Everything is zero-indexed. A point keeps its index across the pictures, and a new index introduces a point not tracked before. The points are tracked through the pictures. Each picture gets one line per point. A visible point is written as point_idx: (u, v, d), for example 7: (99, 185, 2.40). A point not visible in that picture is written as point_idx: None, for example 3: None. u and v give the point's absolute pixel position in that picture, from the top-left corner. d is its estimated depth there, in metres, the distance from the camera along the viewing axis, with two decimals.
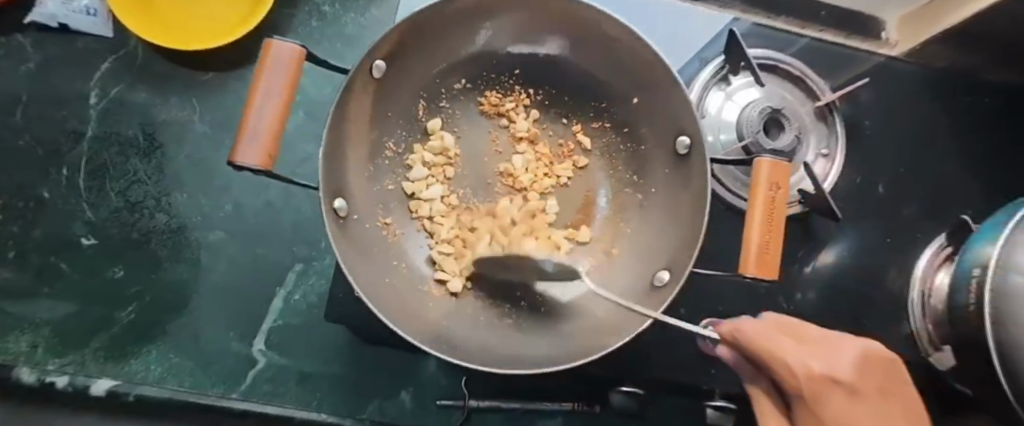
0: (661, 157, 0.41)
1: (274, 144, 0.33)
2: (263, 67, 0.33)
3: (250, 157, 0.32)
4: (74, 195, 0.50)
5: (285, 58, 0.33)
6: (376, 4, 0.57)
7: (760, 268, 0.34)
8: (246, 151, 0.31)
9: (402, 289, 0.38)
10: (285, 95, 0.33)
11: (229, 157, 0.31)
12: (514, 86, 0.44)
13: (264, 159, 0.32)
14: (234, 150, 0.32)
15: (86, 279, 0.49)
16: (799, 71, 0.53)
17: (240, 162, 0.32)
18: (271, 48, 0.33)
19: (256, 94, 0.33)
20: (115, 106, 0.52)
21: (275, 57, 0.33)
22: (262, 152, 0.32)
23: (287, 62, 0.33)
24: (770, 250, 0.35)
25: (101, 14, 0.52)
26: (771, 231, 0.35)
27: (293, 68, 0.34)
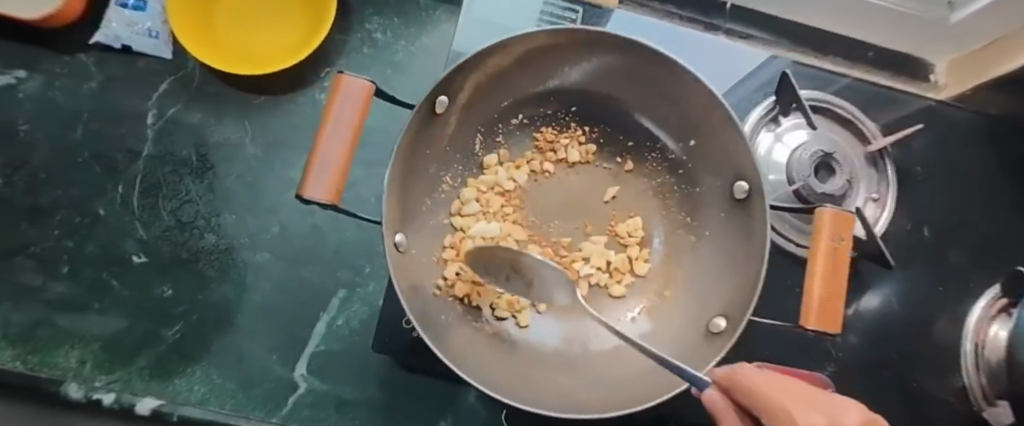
0: (717, 201, 0.40)
1: (340, 178, 0.33)
2: (334, 100, 0.34)
3: (320, 191, 0.32)
4: (127, 213, 0.51)
5: (355, 93, 0.34)
6: (427, 31, 0.58)
7: (822, 321, 0.33)
8: (317, 186, 0.32)
9: (456, 326, 0.37)
10: (354, 128, 0.34)
11: (299, 190, 0.32)
12: (570, 123, 0.44)
13: (332, 193, 0.33)
14: (304, 183, 0.33)
15: (135, 296, 0.50)
16: (850, 114, 0.53)
17: (310, 195, 0.32)
18: (341, 83, 0.34)
19: (326, 128, 0.33)
20: (171, 126, 0.53)
21: (345, 92, 0.34)
22: (330, 186, 0.33)
23: (356, 97, 0.34)
24: (832, 302, 0.33)
25: (163, 36, 0.53)
26: (832, 283, 0.34)
27: (362, 102, 0.34)
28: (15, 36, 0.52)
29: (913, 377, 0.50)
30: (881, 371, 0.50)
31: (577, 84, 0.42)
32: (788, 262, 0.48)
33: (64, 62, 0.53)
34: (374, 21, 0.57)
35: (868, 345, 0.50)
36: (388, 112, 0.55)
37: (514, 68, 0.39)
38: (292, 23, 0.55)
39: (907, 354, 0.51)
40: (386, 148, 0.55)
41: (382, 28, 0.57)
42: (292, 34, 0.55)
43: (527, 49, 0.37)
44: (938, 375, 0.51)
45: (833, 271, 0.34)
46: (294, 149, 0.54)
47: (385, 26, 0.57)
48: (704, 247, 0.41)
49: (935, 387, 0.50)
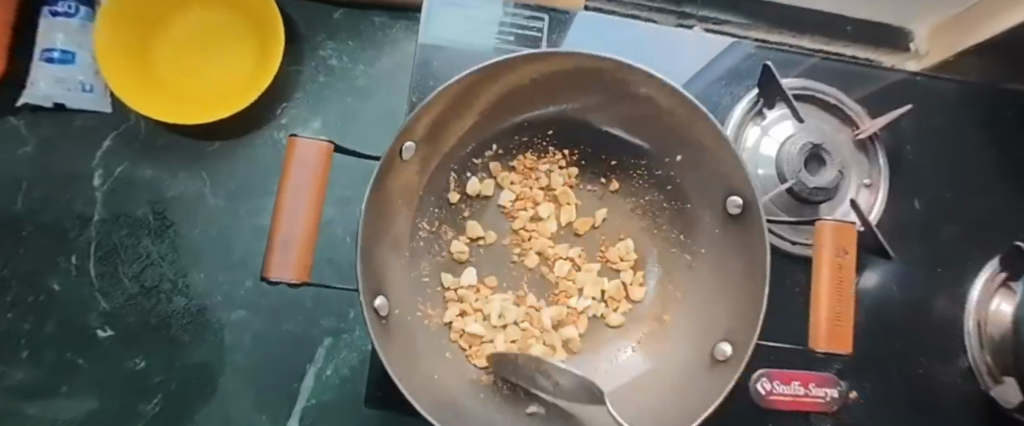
0: (710, 217, 0.39)
1: (309, 252, 0.30)
2: (289, 167, 0.31)
3: (286, 270, 0.29)
4: (85, 284, 0.47)
5: (311, 156, 0.31)
6: (386, 51, 0.54)
7: (831, 343, 0.32)
8: (281, 264, 0.29)
9: (450, 384, 0.35)
10: (315, 194, 0.31)
11: (263, 272, 0.29)
12: (548, 146, 0.42)
13: (300, 270, 0.29)
14: (267, 263, 0.29)
15: (106, 372, 0.46)
16: (837, 100, 0.50)
17: (275, 276, 0.29)
18: (294, 147, 0.31)
19: (285, 198, 0.30)
20: (122, 185, 0.49)
21: (301, 156, 0.31)
22: (296, 263, 0.30)
23: (314, 159, 0.31)
24: (842, 322, 0.33)
25: (98, 88, 0.49)
26: (841, 303, 0.33)
27: (321, 165, 0.31)
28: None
29: (920, 363, 0.49)
30: (891, 360, 0.49)
31: (549, 107, 0.40)
32: (784, 261, 0.47)
33: None
34: (327, 46, 0.53)
35: (874, 335, 0.49)
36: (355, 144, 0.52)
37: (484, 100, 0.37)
38: (242, 53, 0.51)
39: (913, 340, 0.49)
40: (359, 183, 0.52)
41: (337, 53, 0.53)
42: (243, 66, 0.51)
43: (495, 79, 0.35)
44: (945, 357, 0.50)
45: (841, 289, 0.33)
46: (258, 194, 0.51)
47: (340, 50, 0.53)
48: (702, 266, 0.40)
49: (943, 369, 0.49)
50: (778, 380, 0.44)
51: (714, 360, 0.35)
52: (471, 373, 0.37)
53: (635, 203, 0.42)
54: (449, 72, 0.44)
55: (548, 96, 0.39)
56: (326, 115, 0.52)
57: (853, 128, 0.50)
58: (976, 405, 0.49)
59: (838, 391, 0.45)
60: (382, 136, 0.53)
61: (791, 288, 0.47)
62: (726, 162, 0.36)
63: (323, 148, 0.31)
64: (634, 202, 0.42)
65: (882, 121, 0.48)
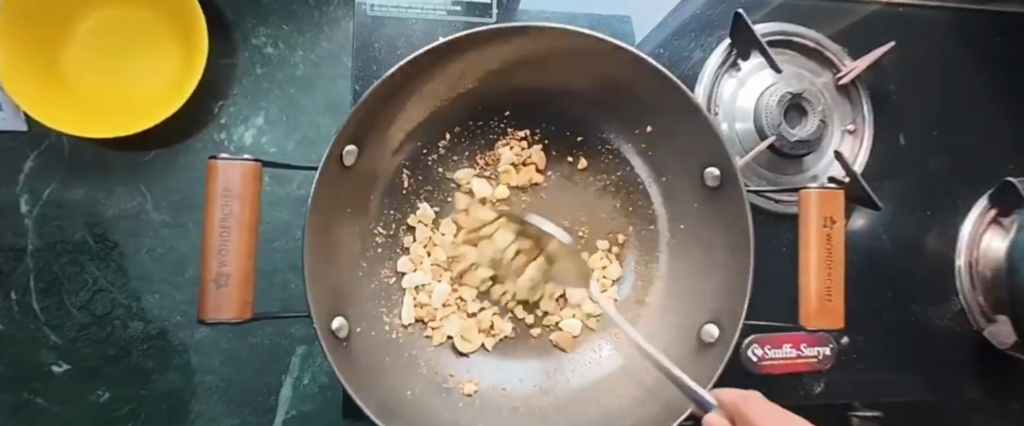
0: (688, 191, 0.37)
1: (247, 285, 0.28)
2: (213, 194, 0.27)
3: (222, 308, 0.27)
4: (31, 320, 0.44)
5: (237, 181, 0.27)
6: (326, 33, 0.49)
7: (822, 320, 0.32)
8: (216, 304, 0.27)
9: (428, 398, 0.35)
10: (247, 221, 0.28)
11: (199, 314, 0.27)
12: (507, 127, 0.39)
13: (239, 308, 0.28)
14: (201, 304, 0.27)
15: (69, 407, 0.44)
16: (816, 43, 0.47)
17: (213, 315, 0.28)
18: (216, 172, 0.27)
19: (211, 230, 0.27)
20: (52, 209, 0.45)
21: (224, 181, 0.27)
22: (235, 299, 0.28)
23: (240, 183, 0.28)
24: (833, 296, 0.32)
25: (7, 106, 0.44)
26: (831, 274, 0.32)
27: (249, 188, 0.28)
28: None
29: (911, 310, 0.48)
30: (883, 310, 0.47)
31: (504, 85, 0.37)
32: (775, 222, 0.44)
33: None
34: (260, 33, 0.48)
35: (868, 287, 0.47)
36: (305, 138, 0.48)
37: (430, 97, 0.35)
38: (167, 52, 0.46)
39: (905, 287, 0.48)
40: (311, 181, 0.47)
41: (272, 39, 0.48)
42: (169, 66, 0.46)
43: (436, 60, 0.32)
44: (938, 301, 0.49)
45: (830, 261, 0.32)
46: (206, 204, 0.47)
47: (276, 36, 0.48)
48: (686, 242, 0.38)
49: (936, 312, 0.48)
50: (769, 345, 0.42)
51: (699, 342, 0.35)
52: (447, 380, 0.36)
53: (607, 180, 0.40)
54: (391, 54, 0.41)
55: (499, 73, 0.36)
56: (269, 111, 0.48)
57: (834, 71, 0.47)
58: (968, 345, 0.48)
59: (830, 348, 0.44)
60: (331, 125, 0.49)
61: (778, 248, 0.44)
62: (700, 128, 0.33)
63: (250, 168, 0.28)
64: (605, 179, 0.40)
65: (864, 62, 0.45)
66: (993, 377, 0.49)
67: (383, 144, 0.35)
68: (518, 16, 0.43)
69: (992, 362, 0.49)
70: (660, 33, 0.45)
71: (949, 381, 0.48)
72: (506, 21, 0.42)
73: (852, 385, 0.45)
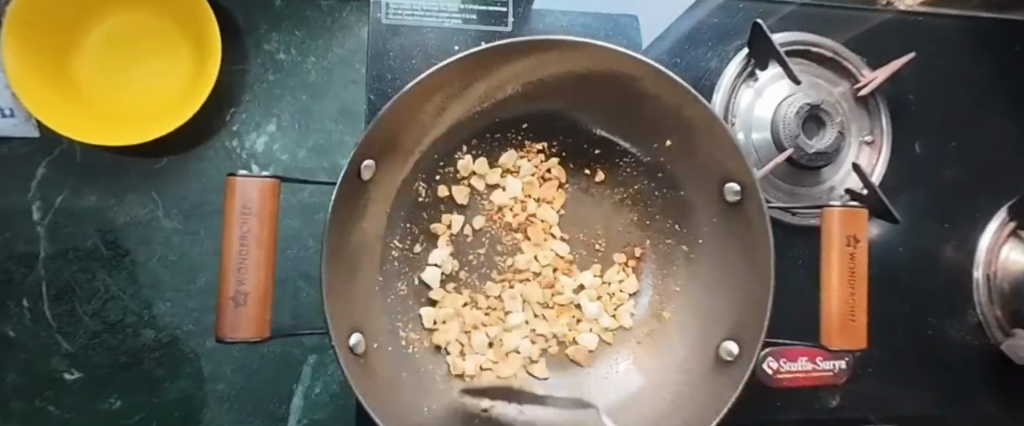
0: (706, 205, 0.37)
1: (265, 303, 0.28)
2: (232, 212, 0.27)
3: (240, 327, 0.27)
4: (43, 328, 0.44)
5: (255, 198, 0.27)
6: (338, 39, 0.48)
7: (845, 340, 0.31)
8: (234, 323, 0.27)
9: (444, 414, 0.35)
10: (265, 239, 0.28)
11: (217, 332, 0.27)
12: (524, 140, 0.39)
13: (257, 327, 0.28)
14: (219, 322, 0.27)
15: (81, 415, 0.44)
16: (834, 53, 0.46)
17: (231, 334, 0.27)
18: (235, 189, 0.27)
19: (230, 248, 0.27)
20: (64, 216, 0.45)
21: (242, 199, 0.27)
22: (253, 318, 0.28)
23: (258, 200, 0.27)
24: (855, 316, 0.32)
25: (19, 112, 0.43)
26: (854, 294, 0.32)
27: (267, 205, 0.28)
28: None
29: (928, 323, 0.47)
30: (899, 324, 0.47)
31: (522, 98, 0.37)
32: (791, 234, 0.44)
33: None
34: (272, 39, 0.48)
35: (885, 300, 0.47)
36: (318, 146, 0.48)
37: (450, 114, 0.35)
38: (178, 59, 0.46)
39: (922, 300, 0.48)
40: (324, 189, 0.47)
41: (285, 46, 0.48)
42: (181, 74, 0.46)
43: (456, 74, 0.32)
44: (955, 314, 0.48)
45: (852, 281, 0.32)
46: (218, 212, 0.47)
47: (288, 42, 0.48)
48: (703, 257, 0.38)
49: (952, 325, 0.48)
50: (784, 358, 0.42)
51: (719, 359, 0.35)
52: (462, 396, 0.36)
53: (624, 193, 0.40)
54: (406, 63, 0.40)
55: (518, 86, 0.35)
56: (281, 119, 0.47)
57: (853, 81, 0.47)
58: (985, 358, 0.48)
59: (846, 362, 0.44)
60: (344, 133, 0.48)
61: (794, 261, 0.44)
62: (721, 144, 0.33)
63: (269, 186, 0.28)
64: (621, 192, 0.40)
65: (883, 72, 0.44)
66: (1009, 392, 0.48)
67: (401, 157, 0.35)
68: (533, 25, 0.43)
69: (1008, 377, 0.48)
70: (676, 41, 0.45)
71: (964, 396, 0.47)
72: (521, 31, 0.42)
73: (867, 400, 0.45)
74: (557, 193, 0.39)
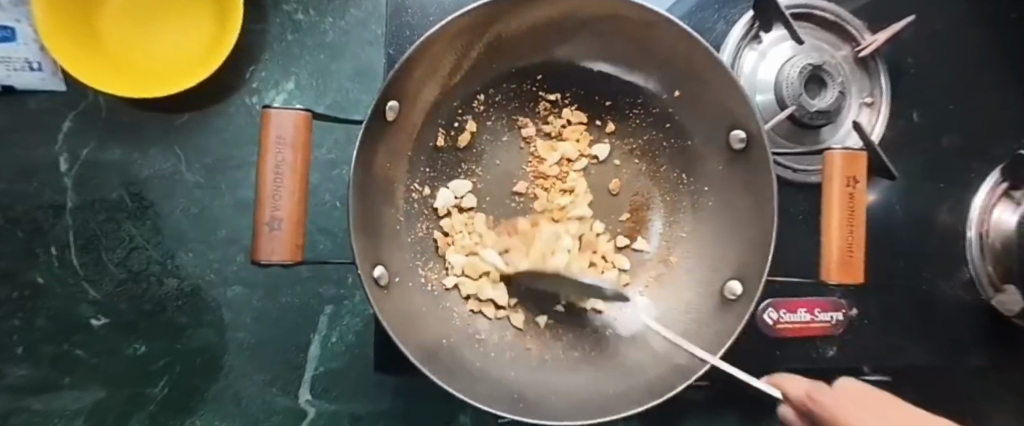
0: (712, 152, 0.39)
1: (299, 229, 0.30)
2: (268, 140, 0.29)
3: (275, 250, 0.29)
4: (70, 274, 0.46)
5: (289, 129, 0.29)
6: (354, 0, 0.49)
7: (843, 274, 0.33)
8: (270, 246, 0.29)
9: (461, 348, 0.36)
10: (298, 169, 0.29)
11: (252, 255, 0.29)
12: (539, 91, 0.40)
13: (291, 251, 0.29)
14: (254, 245, 0.29)
15: (108, 360, 0.46)
16: (836, 16, 0.48)
17: (266, 257, 0.29)
18: (269, 121, 0.28)
19: (265, 177, 0.29)
20: (90, 169, 0.46)
21: (277, 130, 0.29)
22: (287, 242, 0.29)
23: (292, 130, 0.29)
24: (854, 252, 0.34)
25: (47, 66, 0.44)
26: (852, 231, 0.34)
27: (301, 135, 0.29)
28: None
29: (922, 279, 0.49)
30: (894, 278, 0.49)
31: (538, 49, 0.38)
32: (791, 190, 0.46)
33: None
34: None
35: (883, 256, 0.49)
36: (335, 104, 0.49)
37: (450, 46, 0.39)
38: (196, 19, 0.47)
39: (916, 257, 0.49)
40: (341, 145, 0.48)
41: (302, 6, 0.49)
42: (198, 32, 0.47)
43: (475, 24, 0.33)
44: (948, 270, 0.50)
45: (851, 220, 0.34)
46: (239, 167, 0.48)
47: (306, 3, 0.49)
48: (710, 203, 0.40)
49: (945, 281, 0.50)
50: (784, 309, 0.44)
51: (722, 299, 0.37)
52: (478, 333, 0.38)
53: (634, 144, 0.42)
54: (424, 19, 0.42)
55: (534, 38, 0.37)
56: (298, 79, 0.49)
57: (852, 45, 0.48)
58: (976, 313, 0.50)
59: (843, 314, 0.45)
60: (360, 92, 0.50)
61: (793, 216, 0.46)
62: (724, 92, 0.34)
63: (302, 118, 0.29)
64: (632, 142, 0.42)
65: (884, 34, 0.45)
66: (998, 345, 0.50)
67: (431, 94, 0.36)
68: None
69: (998, 332, 0.50)
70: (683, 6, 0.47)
71: (957, 349, 0.49)
72: None
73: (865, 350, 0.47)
74: (583, 135, 0.41)
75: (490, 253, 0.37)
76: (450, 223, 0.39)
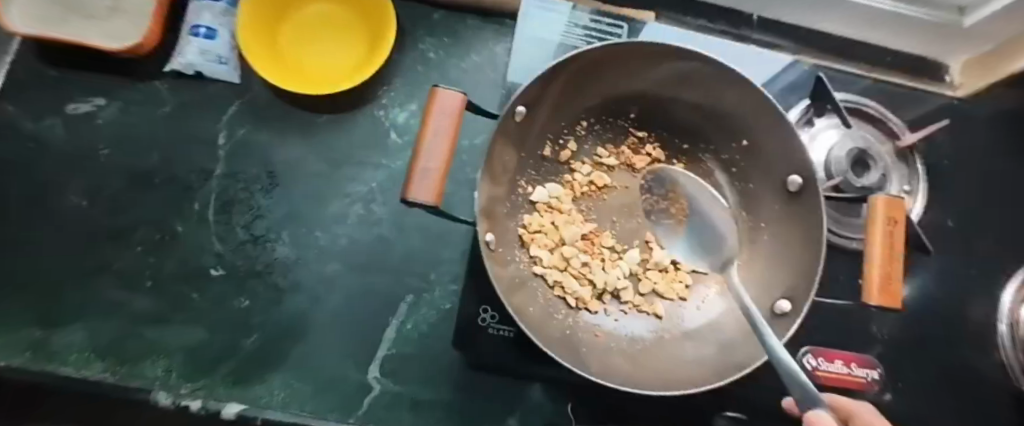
0: (770, 195, 0.45)
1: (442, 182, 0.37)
2: (432, 110, 0.37)
3: (423, 192, 0.36)
4: (203, 228, 0.54)
5: (450, 104, 0.38)
6: (476, 49, 0.60)
7: (883, 298, 0.39)
8: (420, 188, 0.36)
9: (544, 318, 0.41)
10: (449, 135, 0.38)
11: (404, 193, 0.36)
12: (629, 128, 0.49)
13: (434, 195, 0.36)
14: (406, 188, 0.36)
15: (215, 307, 0.52)
16: (879, 113, 0.56)
17: (413, 198, 0.36)
18: (437, 96, 0.38)
19: (426, 136, 0.37)
20: (241, 147, 0.56)
21: (441, 104, 0.38)
22: (432, 189, 0.36)
23: (452, 106, 0.38)
24: (892, 281, 0.39)
25: (231, 62, 0.56)
26: (891, 264, 0.40)
27: (457, 111, 0.38)
28: (79, 67, 0.55)
29: (956, 357, 0.53)
30: (930, 352, 0.52)
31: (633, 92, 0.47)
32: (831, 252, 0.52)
33: (140, 90, 0.56)
34: (426, 41, 0.60)
35: (918, 330, 0.53)
36: None
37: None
38: (349, 44, 0.59)
39: (950, 336, 0.53)
40: None
41: (434, 47, 0.60)
42: (348, 53, 0.58)
43: (595, 63, 0.42)
44: (980, 355, 0.53)
45: (891, 253, 0.40)
46: (357, 164, 0.57)
47: (437, 45, 0.60)
48: (765, 237, 0.46)
49: (978, 364, 0.53)
50: (822, 358, 0.49)
51: (772, 314, 0.42)
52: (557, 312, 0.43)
53: (703, 183, 0.49)
54: None
55: (633, 83, 0.46)
56: (420, 98, 0.59)
57: (894, 139, 0.56)
58: (1008, 400, 0.52)
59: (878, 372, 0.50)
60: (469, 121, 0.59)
61: (832, 276, 0.52)
62: (788, 144, 0.42)
63: (459, 99, 0.38)
64: (702, 182, 0.49)
65: (922, 133, 0.53)
66: None
67: (550, 114, 0.45)
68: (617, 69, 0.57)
69: None
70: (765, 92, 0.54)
71: None
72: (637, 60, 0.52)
73: (901, 415, 0.49)
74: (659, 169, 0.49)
75: (573, 246, 0.46)
76: (544, 216, 0.46)
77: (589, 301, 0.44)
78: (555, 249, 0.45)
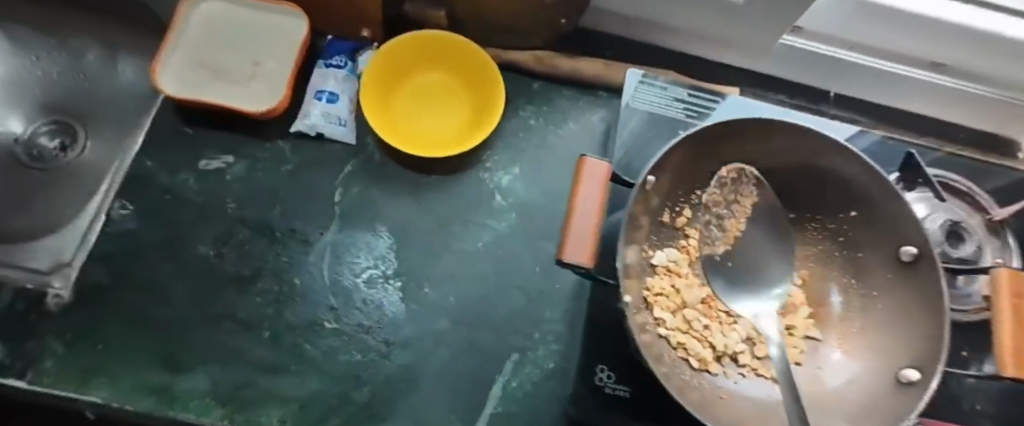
0: (880, 264, 0.47)
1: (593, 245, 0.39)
2: (583, 177, 0.40)
3: (578, 254, 0.38)
4: (319, 282, 0.56)
5: (599, 172, 0.40)
6: (573, 117, 0.65)
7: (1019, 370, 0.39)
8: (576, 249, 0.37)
9: (674, 377, 0.41)
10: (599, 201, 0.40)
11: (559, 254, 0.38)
12: (740, 197, 0.52)
13: (588, 257, 0.38)
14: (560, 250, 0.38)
15: (328, 359, 0.53)
16: (967, 188, 0.59)
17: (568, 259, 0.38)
18: (586, 164, 0.41)
19: (578, 200, 0.39)
20: (356, 204, 0.59)
21: (590, 172, 0.41)
22: (586, 251, 0.38)
23: (600, 173, 0.41)
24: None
25: (349, 124, 0.60)
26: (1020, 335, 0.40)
27: (604, 178, 0.41)
28: (213, 127, 0.60)
29: None
30: None
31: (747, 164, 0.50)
32: None
33: (266, 149, 0.60)
34: (527, 109, 0.64)
35: None
36: (547, 189, 0.62)
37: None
38: (456, 109, 0.63)
39: None
40: (546, 222, 0.61)
41: (534, 115, 0.64)
42: (455, 118, 0.63)
43: (721, 137, 0.45)
44: None
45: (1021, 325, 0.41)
46: (464, 225, 0.60)
47: (537, 112, 0.64)
48: (878, 306, 0.47)
49: None
50: None
51: (897, 382, 0.42)
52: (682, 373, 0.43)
53: (810, 250, 0.51)
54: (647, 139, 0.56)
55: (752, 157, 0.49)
56: (524, 160, 0.62)
57: (984, 214, 0.58)
58: None
59: None
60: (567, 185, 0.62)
61: None
62: (903, 217, 0.44)
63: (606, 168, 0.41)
64: (809, 250, 0.51)
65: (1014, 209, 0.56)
66: None
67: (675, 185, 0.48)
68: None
69: None
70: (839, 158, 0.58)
71: None
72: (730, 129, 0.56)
73: None
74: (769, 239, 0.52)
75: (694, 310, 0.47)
76: (664, 279, 0.48)
77: (709, 364, 0.45)
78: (678, 313, 0.47)
